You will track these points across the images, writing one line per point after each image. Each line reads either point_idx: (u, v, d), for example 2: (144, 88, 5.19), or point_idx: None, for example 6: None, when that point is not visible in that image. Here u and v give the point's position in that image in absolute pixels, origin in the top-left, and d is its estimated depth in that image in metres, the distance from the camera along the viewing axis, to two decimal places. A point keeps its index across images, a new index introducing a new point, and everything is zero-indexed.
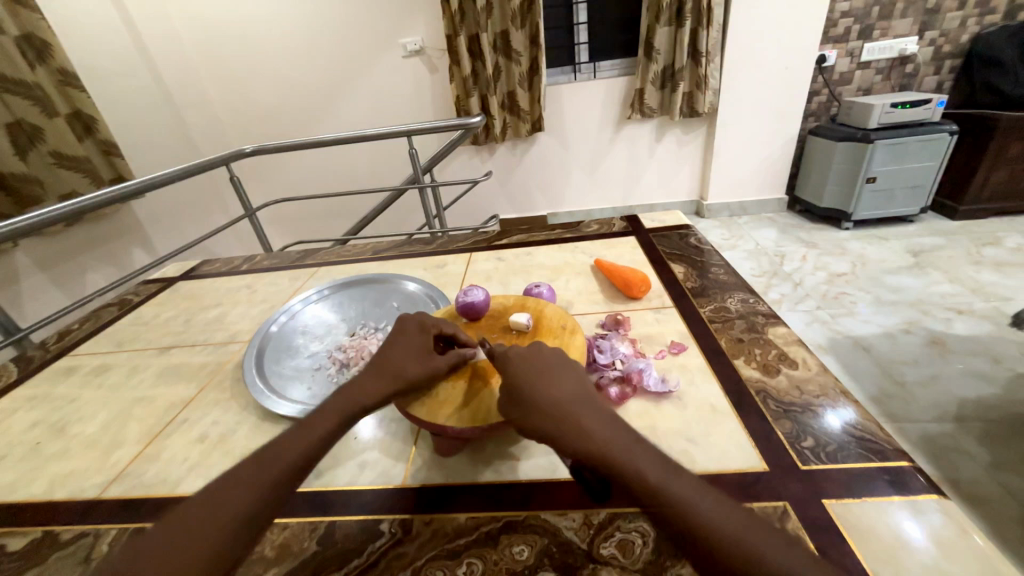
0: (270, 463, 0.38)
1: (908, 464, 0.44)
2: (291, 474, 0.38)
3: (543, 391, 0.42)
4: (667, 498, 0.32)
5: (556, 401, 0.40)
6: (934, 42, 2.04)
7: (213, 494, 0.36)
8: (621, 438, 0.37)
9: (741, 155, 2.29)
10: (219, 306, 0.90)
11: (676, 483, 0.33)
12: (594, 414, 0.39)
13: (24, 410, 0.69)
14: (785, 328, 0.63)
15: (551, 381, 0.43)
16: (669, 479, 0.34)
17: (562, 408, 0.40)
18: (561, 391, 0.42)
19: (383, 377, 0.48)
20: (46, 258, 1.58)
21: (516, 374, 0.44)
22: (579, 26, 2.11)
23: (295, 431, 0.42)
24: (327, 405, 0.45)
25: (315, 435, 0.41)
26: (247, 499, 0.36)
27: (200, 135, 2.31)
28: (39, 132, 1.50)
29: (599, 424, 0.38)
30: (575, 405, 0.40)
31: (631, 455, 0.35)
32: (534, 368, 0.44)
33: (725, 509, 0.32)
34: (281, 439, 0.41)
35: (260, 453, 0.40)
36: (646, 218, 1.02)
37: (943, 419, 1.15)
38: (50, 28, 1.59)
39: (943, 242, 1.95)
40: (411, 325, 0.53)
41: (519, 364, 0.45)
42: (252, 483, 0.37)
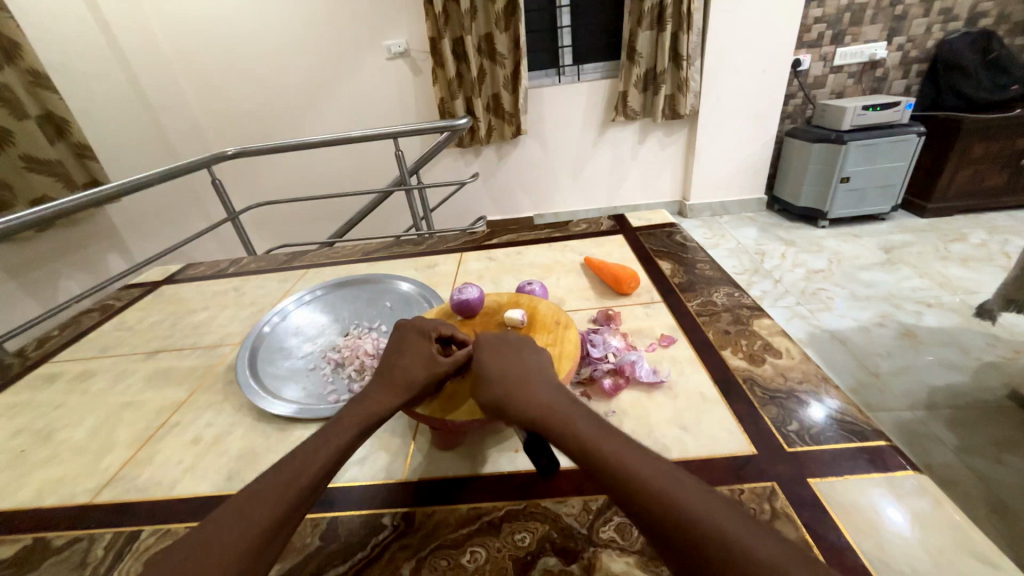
0: (294, 471, 0.39)
1: (885, 443, 0.46)
2: (315, 481, 0.38)
3: (521, 388, 0.42)
4: (636, 485, 0.32)
5: (532, 396, 0.40)
6: (902, 47, 2.13)
7: (238, 503, 0.36)
8: (595, 429, 0.37)
9: (721, 156, 2.35)
10: (207, 309, 0.89)
11: (650, 470, 0.33)
12: (570, 408, 0.39)
13: (6, 418, 0.68)
14: (769, 320, 0.66)
15: (530, 379, 0.43)
16: (642, 467, 0.33)
17: (537, 402, 0.40)
18: (541, 387, 0.42)
19: (390, 385, 0.48)
20: (18, 265, 1.53)
21: (496, 372, 0.44)
22: (562, 29, 2.14)
23: (316, 439, 0.42)
24: (345, 414, 0.45)
25: (337, 442, 0.42)
26: (275, 507, 0.36)
27: (179, 137, 2.26)
28: (9, 134, 1.46)
29: (573, 416, 0.38)
30: (551, 400, 0.40)
31: (602, 444, 0.35)
32: (515, 367, 0.45)
33: (702, 495, 0.31)
34: (303, 448, 0.41)
35: (284, 462, 0.40)
36: (633, 217, 1.05)
37: (916, 407, 1.20)
38: (19, 28, 1.54)
39: (913, 239, 2.04)
40: (410, 333, 0.53)
41: (502, 363, 0.45)
42: (278, 489, 0.37)
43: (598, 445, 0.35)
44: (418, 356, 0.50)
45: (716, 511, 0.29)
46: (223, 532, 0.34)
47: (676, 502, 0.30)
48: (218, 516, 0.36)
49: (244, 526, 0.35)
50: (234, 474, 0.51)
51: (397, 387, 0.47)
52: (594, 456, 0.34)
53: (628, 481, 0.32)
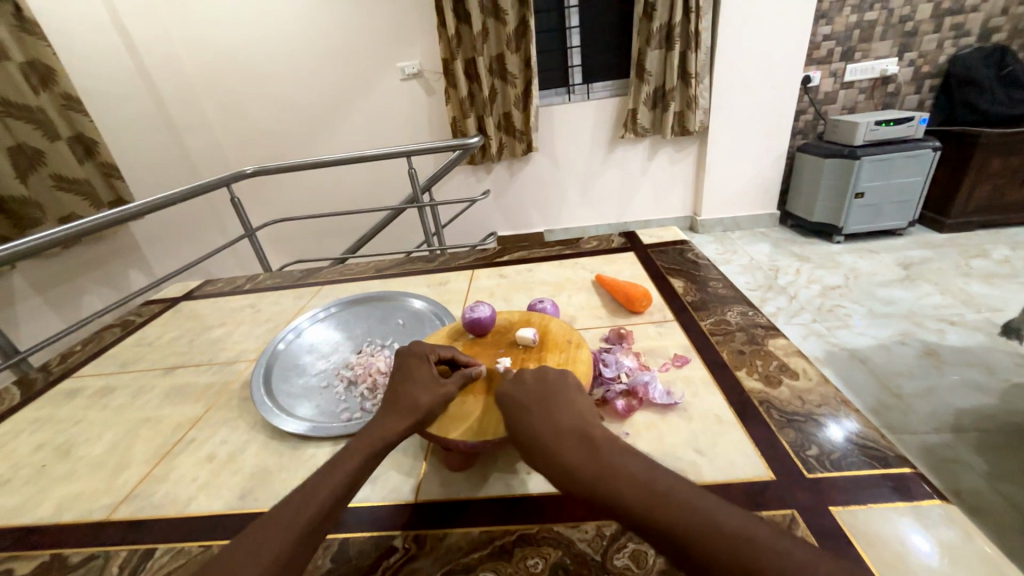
0: (304, 500, 0.39)
1: (910, 470, 0.45)
2: (323, 511, 0.38)
3: (541, 421, 0.42)
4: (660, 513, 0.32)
5: (548, 428, 0.41)
6: (914, 63, 2.13)
7: (246, 539, 0.36)
8: (609, 456, 0.37)
9: (733, 171, 2.34)
10: (224, 326, 0.91)
11: (665, 493, 0.33)
12: (587, 435, 0.40)
13: (28, 433, 0.69)
14: (785, 340, 0.65)
15: (547, 410, 0.43)
16: (662, 490, 0.33)
17: (555, 434, 0.40)
18: (556, 416, 0.42)
19: (394, 412, 0.48)
20: (44, 281, 1.58)
21: (515, 405, 0.45)
22: (573, 49, 2.18)
23: (325, 468, 0.42)
24: (352, 443, 0.45)
25: (345, 468, 0.42)
26: (282, 541, 0.36)
27: (201, 157, 2.34)
28: (40, 155, 1.52)
29: (588, 443, 0.39)
30: (567, 428, 0.41)
31: (617, 470, 0.35)
32: (528, 396, 0.46)
33: (722, 515, 0.31)
34: (310, 479, 0.41)
35: (294, 493, 0.40)
36: (644, 234, 1.05)
37: (942, 429, 1.16)
38: (55, 55, 1.62)
39: (932, 255, 2.00)
40: (409, 357, 0.54)
41: (520, 398, 0.46)
42: (289, 521, 0.37)
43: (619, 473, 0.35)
44: (419, 381, 0.50)
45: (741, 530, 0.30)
46: (233, 564, 0.34)
47: (703, 529, 0.30)
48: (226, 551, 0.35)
49: (253, 559, 0.35)
50: (246, 493, 0.52)
51: (400, 411, 0.48)
52: (613, 486, 0.35)
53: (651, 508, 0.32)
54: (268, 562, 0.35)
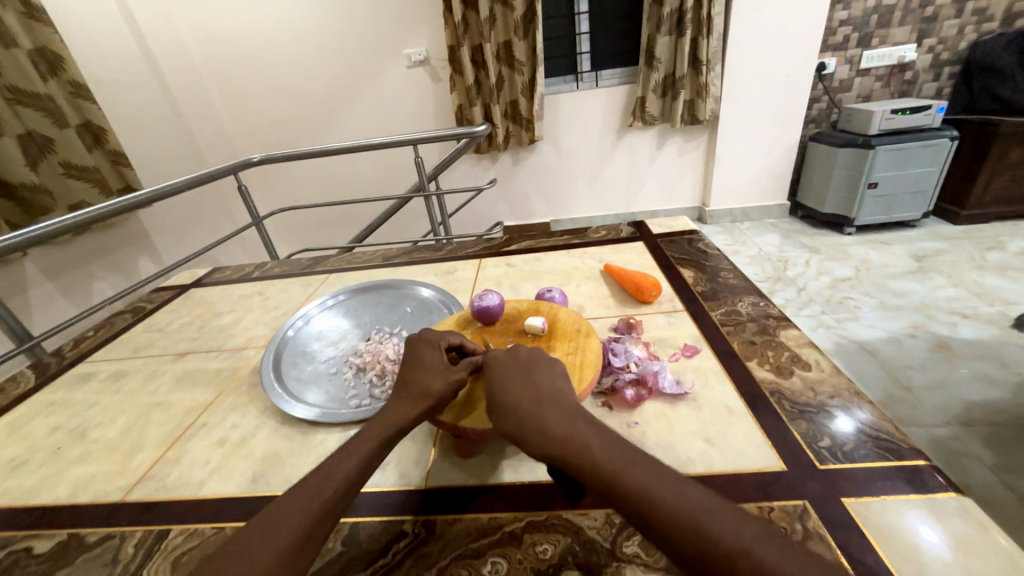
0: (319, 482, 0.39)
1: (925, 463, 0.44)
2: (338, 497, 0.38)
3: (515, 396, 0.44)
4: (621, 486, 0.33)
5: (523, 404, 0.42)
6: (933, 49, 2.07)
7: (263, 521, 0.36)
8: (580, 433, 0.38)
9: (743, 161, 2.31)
10: (233, 313, 0.91)
11: (630, 466, 0.34)
12: (560, 412, 0.41)
13: (43, 416, 0.70)
14: (797, 331, 0.64)
15: (523, 387, 0.45)
16: (625, 464, 0.35)
17: (529, 409, 0.42)
18: (531, 391, 0.44)
19: (405, 399, 0.48)
20: (55, 267, 1.60)
21: (492, 380, 0.46)
22: (581, 35, 2.14)
23: (340, 452, 0.42)
24: (365, 429, 0.45)
25: (359, 454, 0.42)
26: (299, 524, 0.36)
27: (208, 146, 2.34)
28: (49, 143, 1.53)
29: (559, 418, 0.40)
30: (541, 405, 0.42)
31: (586, 445, 0.37)
32: (506, 374, 0.46)
33: (683, 488, 0.32)
34: (325, 464, 0.41)
35: (309, 476, 0.40)
36: (653, 224, 1.03)
37: (951, 423, 1.15)
38: (62, 42, 1.62)
39: (946, 247, 1.96)
40: (420, 344, 0.53)
41: (498, 373, 0.47)
42: (303, 504, 0.37)
43: (589, 449, 0.37)
44: (431, 369, 0.50)
45: (696, 502, 0.31)
46: (251, 544, 0.35)
47: (660, 501, 0.32)
48: (242, 533, 0.36)
49: (271, 540, 0.35)
50: (258, 477, 0.52)
51: (412, 399, 0.48)
52: (579, 460, 0.36)
53: (615, 480, 0.34)
54: (285, 544, 0.35)
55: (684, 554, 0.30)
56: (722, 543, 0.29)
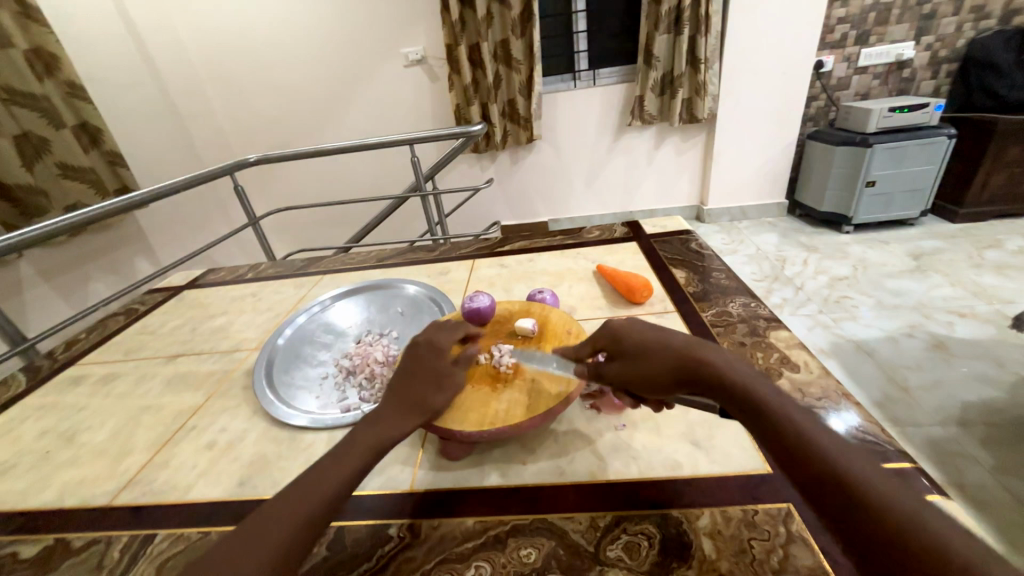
0: (305, 492, 0.38)
1: (910, 465, 0.44)
2: (336, 499, 0.39)
3: (666, 341, 0.44)
4: (804, 451, 0.31)
5: (675, 344, 0.43)
6: (931, 47, 2.06)
7: (248, 525, 0.36)
8: (743, 374, 0.38)
9: (741, 159, 2.30)
10: (226, 315, 0.91)
11: (815, 434, 0.32)
12: (721, 356, 0.41)
13: (34, 419, 0.70)
14: (787, 332, 0.64)
15: (670, 337, 0.44)
16: (789, 413, 0.34)
17: (683, 349, 0.42)
18: (681, 338, 0.44)
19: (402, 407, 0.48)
20: (51, 268, 1.60)
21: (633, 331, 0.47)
22: (579, 34, 2.14)
23: (329, 461, 0.41)
24: (357, 435, 0.44)
25: (360, 458, 0.42)
26: (300, 529, 0.36)
27: (204, 144, 2.34)
28: (46, 144, 1.53)
29: (745, 373, 0.39)
30: (696, 348, 0.42)
31: (751, 387, 0.37)
32: (652, 327, 0.47)
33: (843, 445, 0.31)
34: (312, 471, 0.40)
35: (293, 484, 0.39)
36: (647, 224, 1.03)
37: (948, 423, 1.14)
38: (59, 42, 1.62)
39: (943, 245, 1.96)
40: (422, 349, 0.54)
41: (638, 331, 0.47)
42: (286, 516, 0.36)
43: (774, 403, 0.35)
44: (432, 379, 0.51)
45: (853, 454, 0.31)
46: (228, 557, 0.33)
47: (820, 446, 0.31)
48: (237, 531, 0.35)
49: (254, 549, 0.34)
50: (245, 481, 0.52)
51: (412, 409, 0.48)
52: (742, 395, 0.37)
53: (797, 445, 0.32)
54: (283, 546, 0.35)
55: (872, 533, 0.26)
56: (884, 502, 0.27)
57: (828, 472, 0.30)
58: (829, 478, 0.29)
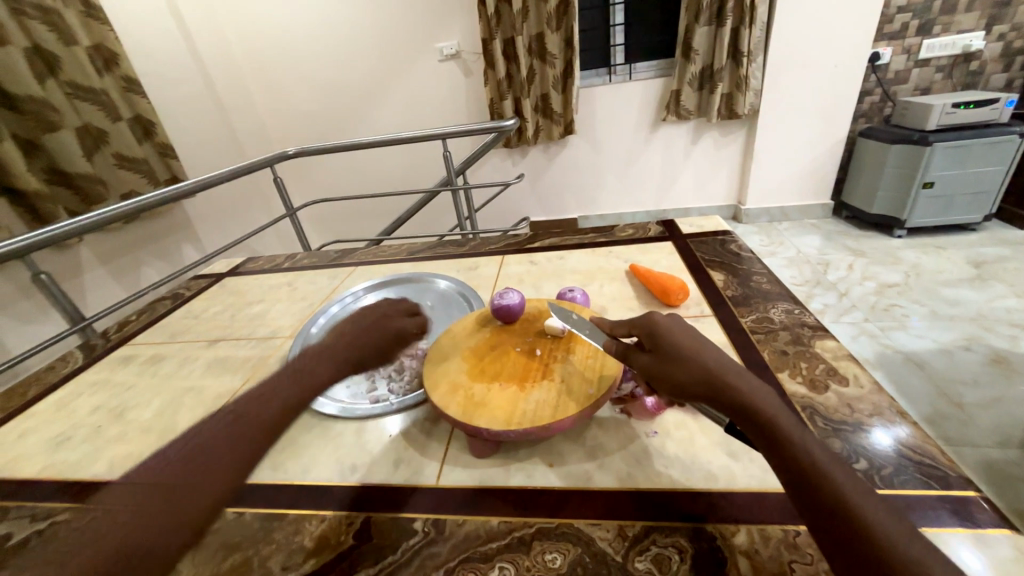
0: (238, 432, 0.41)
1: (974, 492, 0.40)
2: (267, 434, 0.42)
3: (700, 350, 0.41)
4: (829, 487, 0.30)
5: (708, 356, 0.40)
6: (1004, 37, 1.90)
7: (187, 462, 0.38)
8: (773, 403, 0.36)
9: (783, 158, 2.20)
10: (263, 302, 0.94)
11: (843, 473, 0.31)
12: (752, 378, 0.38)
13: (89, 394, 0.75)
14: (834, 342, 0.60)
15: (704, 346, 0.41)
16: (818, 453, 0.33)
17: (714, 364, 0.39)
18: (713, 350, 0.41)
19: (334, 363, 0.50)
20: (107, 253, 1.70)
21: (669, 331, 0.43)
22: (616, 27, 2.09)
23: (255, 404, 0.44)
24: (287, 383, 0.47)
25: (280, 402, 0.45)
26: (232, 463, 0.39)
27: (247, 137, 2.43)
28: (104, 136, 1.62)
29: (775, 401, 0.37)
30: (728, 365, 0.39)
31: (781, 419, 0.35)
32: (688, 330, 0.43)
33: (872, 497, 0.30)
34: (240, 413, 0.43)
35: (223, 425, 0.42)
36: (683, 223, 1.00)
37: (1008, 445, 1.06)
38: (117, 39, 1.71)
39: (1009, 253, 1.81)
40: (376, 314, 0.57)
41: (676, 332, 0.43)
42: (223, 453, 0.39)
43: (804, 440, 0.33)
44: (371, 341, 0.53)
45: (880, 509, 0.29)
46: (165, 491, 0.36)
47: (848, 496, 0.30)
48: (166, 465, 0.38)
49: (197, 484, 0.36)
50: (277, 466, 0.54)
51: (339, 360, 0.51)
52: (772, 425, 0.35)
53: (822, 478, 0.31)
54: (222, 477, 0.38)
55: None
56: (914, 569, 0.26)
57: (850, 515, 0.29)
58: (847, 516, 0.29)
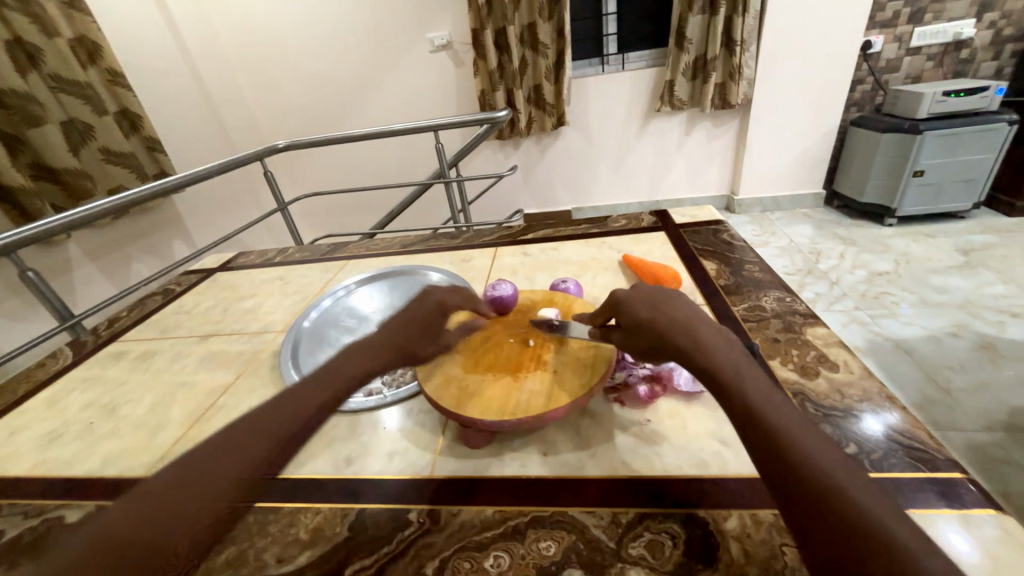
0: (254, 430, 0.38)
1: (961, 475, 0.41)
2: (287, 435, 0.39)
3: (669, 316, 0.43)
4: (780, 438, 0.32)
5: (676, 322, 0.42)
6: (995, 25, 1.90)
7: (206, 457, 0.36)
8: (736, 364, 0.38)
9: (775, 148, 2.20)
10: (255, 297, 0.93)
11: (795, 426, 0.32)
12: (719, 342, 0.40)
13: (79, 391, 0.74)
14: (825, 329, 0.61)
15: (677, 313, 0.43)
16: (773, 408, 0.34)
17: (681, 328, 0.41)
18: (685, 317, 0.43)
19: (386, 337, 0.49)
20: (96, 249, 1.68)
21: (642, 301, 0.45)
22: (608, 16, 2.07)
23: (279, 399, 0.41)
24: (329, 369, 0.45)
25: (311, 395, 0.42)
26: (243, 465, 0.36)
27: (237, 131, 2.39)
28: (90, 130, 1.59)
29: (739, 363, 0.38)
30: (696, 329, 0.41)
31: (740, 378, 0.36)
32: (665, 299, 0.45)
33: (823, 447, 0.31)
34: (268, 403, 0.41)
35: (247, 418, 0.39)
36: (676, 213, 1.00)
37: (993, 429, 1.08)
38: (100, 31, 1.67)
39: (997, 240, 1.83)
40: (430, 301, 0.54)
41: (648, 301, 0.45)
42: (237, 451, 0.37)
43: (760, 397, 0.35)
44: (418, 320, 0.52)
45: (830, 458, 0.30)
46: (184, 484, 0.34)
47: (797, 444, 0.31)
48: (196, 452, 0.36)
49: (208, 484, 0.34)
50: None
51: (389, 349, 0.48)
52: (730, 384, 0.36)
53: (772, 430, 0.32)
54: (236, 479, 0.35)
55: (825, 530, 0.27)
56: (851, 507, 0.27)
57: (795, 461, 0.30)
58: (790, 460, 0.30)
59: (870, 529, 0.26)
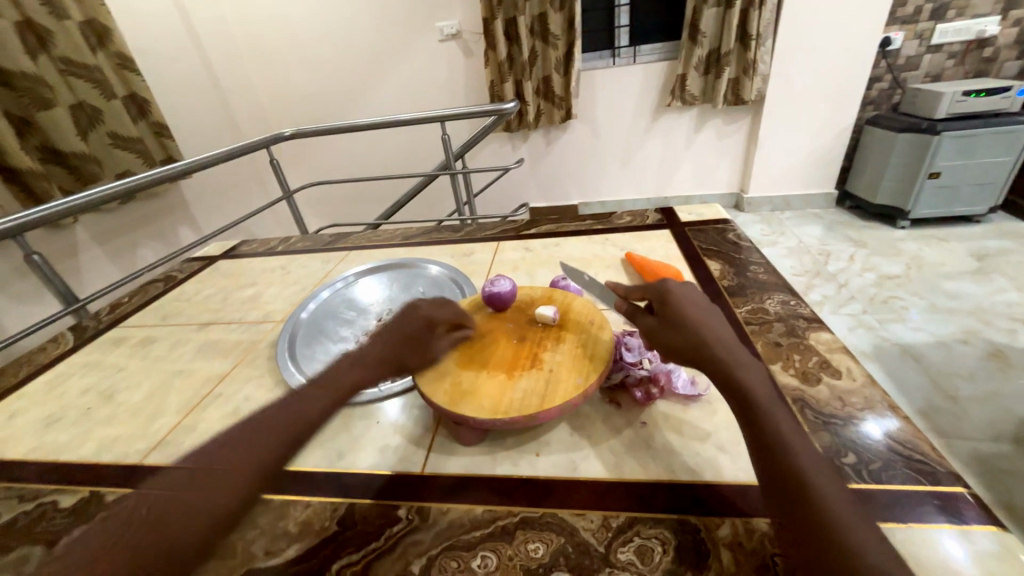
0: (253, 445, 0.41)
1: (962, 489, 0.40)
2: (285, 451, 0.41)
3: (703, 323, 0.44)
4: (782, 452, 0.34)
5: (708, 330, 0.43)
6: (1021, 22, 1.84)
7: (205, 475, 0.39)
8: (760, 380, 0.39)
9: (787, 146, 2.16)
10: (255, 286, 0.93)
11: (803, 446, 0.35)
12: (745, 355, 0.42)
13: (78, 376, 0.74)
14: (829, 335, 0.59)
15: (709, 322, 0.44)
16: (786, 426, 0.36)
17: (711, 336, 0.43)
18: (717, 327, 0.44)
19: (374, 354, 0.51)
20: (103, 234, 1.69)
21: (680, 302, 0.46)
22: (621, 7, 2.03)
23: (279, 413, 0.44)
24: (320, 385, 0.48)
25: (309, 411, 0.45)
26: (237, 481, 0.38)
27: (244, 118, 2.39)
28: (99, 115, 1.59)
29: (760, 378, 0.40)
30: (725, 340, 0.43)
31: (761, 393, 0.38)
32: (699, 306, 0.46)
33: (822, 468, 0.33)
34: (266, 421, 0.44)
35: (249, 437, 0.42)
36: (682, 211, 0.98)
37: (999, 438, 1.06)
38: (109, 14, 1.66)
39: (1012, 246, 1.79)
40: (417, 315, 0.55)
41: (687, 304, 0.46)
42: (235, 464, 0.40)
43: (775, 413, 0.37)
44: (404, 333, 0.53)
45: (826, 479, 0.33)
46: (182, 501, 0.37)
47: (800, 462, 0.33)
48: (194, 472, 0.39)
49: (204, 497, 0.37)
50: None
51: (375, 363, 0.50)
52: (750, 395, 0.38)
53: (779, 444, 0.34)
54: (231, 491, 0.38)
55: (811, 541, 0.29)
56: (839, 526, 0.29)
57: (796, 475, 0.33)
58: (791, 474, 0.33)
59: (853, 548, 0.28)
